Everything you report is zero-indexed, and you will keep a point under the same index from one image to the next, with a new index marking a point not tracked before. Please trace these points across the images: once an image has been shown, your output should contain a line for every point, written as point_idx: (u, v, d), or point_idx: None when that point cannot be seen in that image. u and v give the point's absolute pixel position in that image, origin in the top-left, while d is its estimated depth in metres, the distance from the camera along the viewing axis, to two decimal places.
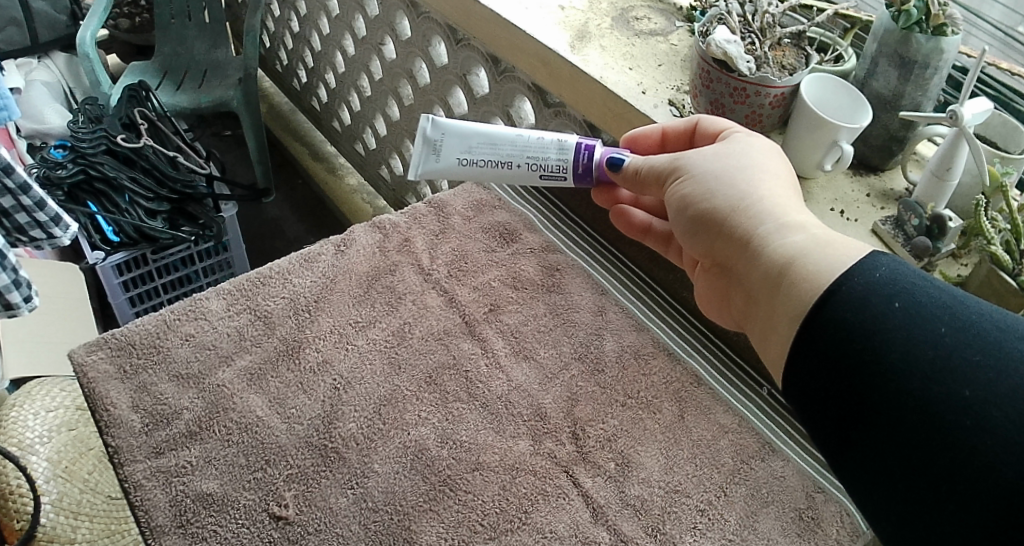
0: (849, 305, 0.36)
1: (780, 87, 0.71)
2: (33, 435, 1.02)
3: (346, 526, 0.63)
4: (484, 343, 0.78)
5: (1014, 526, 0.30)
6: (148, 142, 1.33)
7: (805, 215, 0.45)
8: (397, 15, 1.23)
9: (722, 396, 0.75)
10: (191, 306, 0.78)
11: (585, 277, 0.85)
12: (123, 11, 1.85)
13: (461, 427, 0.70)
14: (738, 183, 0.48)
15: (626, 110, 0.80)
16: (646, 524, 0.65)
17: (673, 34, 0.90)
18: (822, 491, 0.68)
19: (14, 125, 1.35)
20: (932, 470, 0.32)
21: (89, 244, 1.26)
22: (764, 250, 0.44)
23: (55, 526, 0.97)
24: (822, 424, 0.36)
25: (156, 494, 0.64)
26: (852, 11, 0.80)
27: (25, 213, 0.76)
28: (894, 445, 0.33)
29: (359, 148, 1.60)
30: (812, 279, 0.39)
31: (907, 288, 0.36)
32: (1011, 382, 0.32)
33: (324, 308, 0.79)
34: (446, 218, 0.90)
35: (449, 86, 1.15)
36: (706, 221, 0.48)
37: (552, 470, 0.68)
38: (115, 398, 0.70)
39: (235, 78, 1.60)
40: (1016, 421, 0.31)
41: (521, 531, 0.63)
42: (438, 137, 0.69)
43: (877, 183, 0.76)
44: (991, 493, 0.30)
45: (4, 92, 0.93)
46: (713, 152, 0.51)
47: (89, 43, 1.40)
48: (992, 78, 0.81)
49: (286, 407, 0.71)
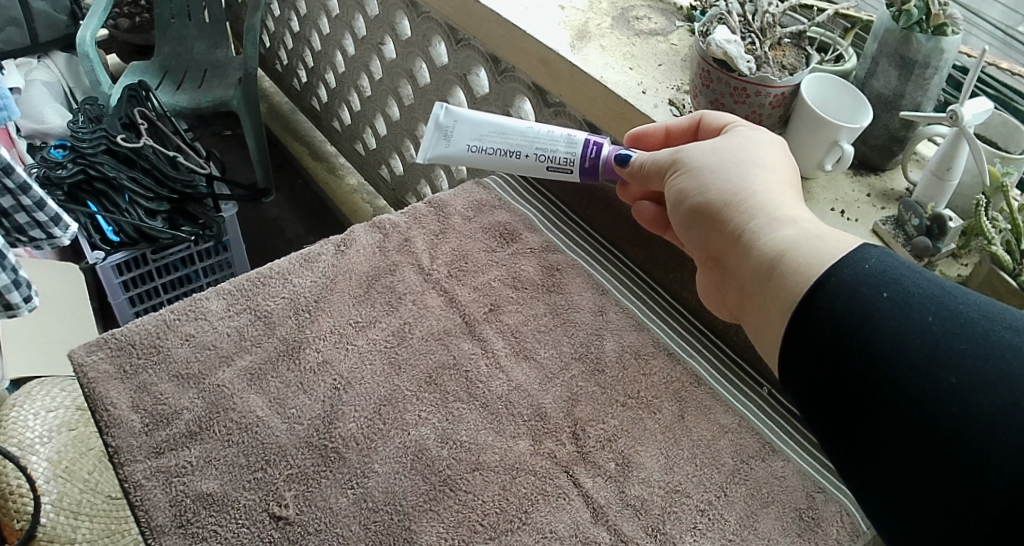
0: (838, 295, 0.36)
1: (780, 87, 0.70)
2: (33, 435, 1.02)
3: (346, 526, 0.63)
4: (484, 343, 0.77)
5: (1005, 512, 0.30)
6: (148, 142, 1.33)
7: (799, 209, 0.45)
8: (397, 15, 1.23)
9: (722, 396, 0.75)
10: (191, 306, 0.78)
11: (585, 277, 0.85)
12: (123, 10, 1.85)
13: (461, 427, 0.70)
14: (733, 177, 0.48)
15: (626, 109, 0.80)
16: (647, 524, 0.65)
17: (673, 34, 0.90)
18: (822, 491, 0.68)
19: (14, 125, 1.35)
20: (921, 456, 0.32)
21: (89, 244, 1.26)
22: (756, 243, 0.44)
23: (55, 526, 0.97)
24: (819, 415, 0.36)
25: (156, 494, 0.64)
26: (852, 10, 0.80)
27: (25, 213, 0.76)
28: (886, 435, 0.33)
29: (359, 147, 1.60)
30: (801, 270, 0.39)
31: (896, 278, 0.36)
32: (995, 369, 0.32)
33: (324, 308, 0.79)
34: (446, 218, 0.90)
35: (449, 85, 1.15)
36: (700, 215, 0.49)
37: (552, 470, 0.68)
38: (115, 398, 0.70)
39: (235, 78, 1.60)
40: (1003, 408, 0.31)
41: (521, 531, 0.63)
42: (449, 123, 0.73)
43: (877, 183, 0.76)
44: (977, 477, 0.30)
45: (3, 91, 0.93)
46: (711, 147, 0.52)
47: (89, 42, 1.40)
48: (992, 78, 0.81)
49: (286, 407, 0.71)
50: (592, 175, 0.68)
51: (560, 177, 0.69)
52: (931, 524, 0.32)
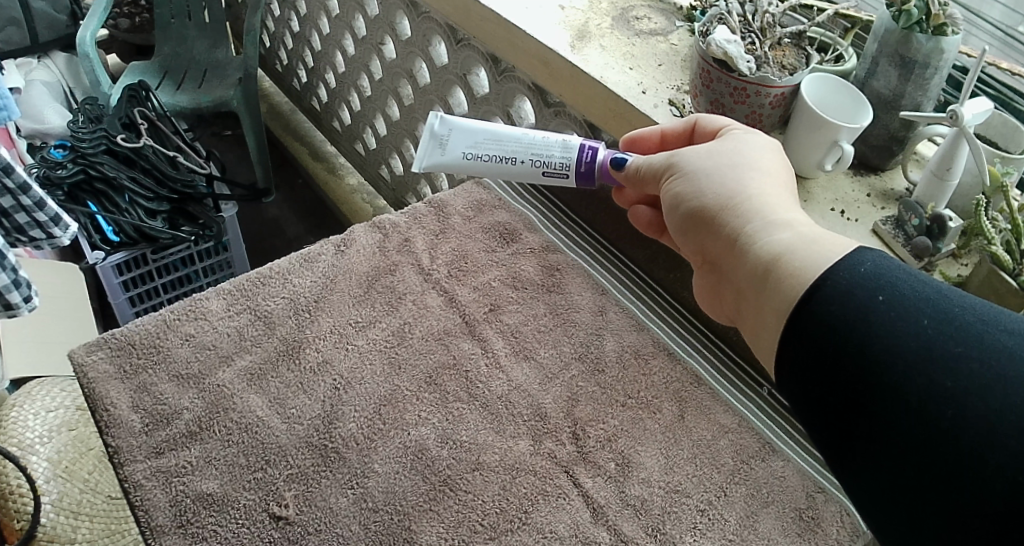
0: (834, 299, 0.36)
1: (780, 87, 0.70)
2: (33, 435, 1.02)
3: (346, 526, 0.63)
4: (484, 343, 0.77)
5: (1003, 513, 0.29)
6: (148, 142, 1.32)
7: (795, 212, 0.45)
8: (397, 15, 1.22)
9: (722, 396, 0.75)
10: (191, 306, 0.78)
11: (585, 277, 0.85)
12: (123, 10, 1.85)
13: (461, 427, 0.70)
14: (729, 180, 0.48)
15: (626, 109, 0.80)
16: (646, 524, 0.65)
17: (673, 34, 0.90)
18: (822, 491, 0.68)
19: (14, 125, 1.35)
20: (918, 459, 0.32)
21: (88, 244, 1.26)
22: (752, 246, 0.44)
23: (55, 526, 0.97)
24: (817, 420, 0.36)
25: (156, 494, 0.64)
26: (852, 10, 0.80)
27: (25, 213, 0.76)
28: (884, 440, 0.33)
29: (359, 147, 1.60)
30: (796, 274, 0.39)
31: (891, 281, 0.36)
32: (991, 370, 0.32)
33: (324, 308, 0.79)
34: (446, 218, 0.90)
35: (449, 85, 1.14)
36: (696, 219, 0.49)
37: (552, 470, 0.68)
38: (115, 398, 0.70)
39: (235, 78, 1.60)
40: (998, 410, 0.31)
41: (521, 531, 0.63)
42: (444, 132, 0.73)
43: (877, 183, 0.76)
44: (974, 480, 0.30)
45: (4, 91, 0.93)
46: (707, 150, 0.52)
47: (89, 42, 1.40)
48: (992, 78, 0.81)
49: (286, 407, 0.71)
50: (588, 180, 0.67)
51: (557, 182, 0.69)
52: (928, 526, 0.32)
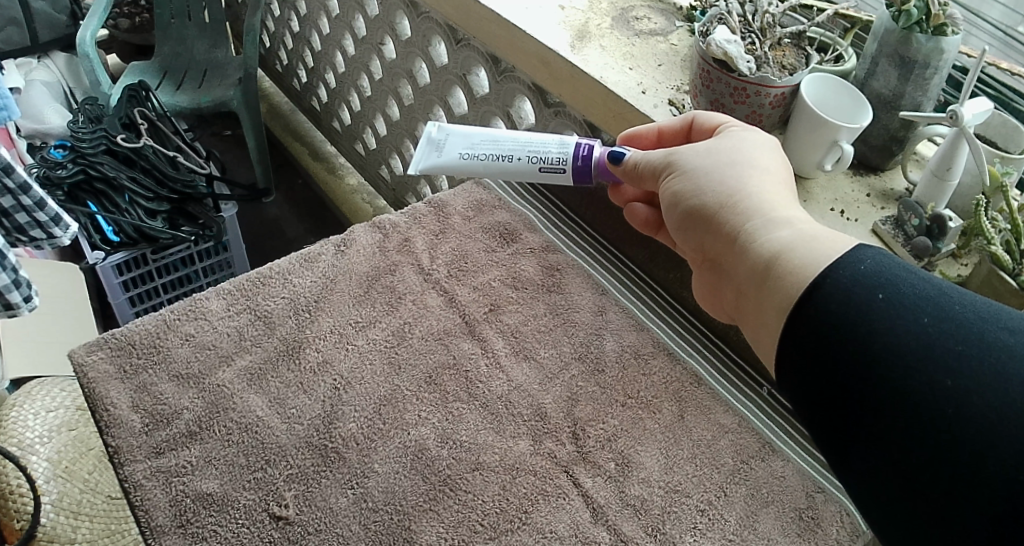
0: (834, 297, 0.36)
1: (780, 86, 0.70)
2: (33, 435, 1.02)
3: (346, 526, 0.63)
4: (484, 343, 0.77)
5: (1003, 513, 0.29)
6: (148, 142, 1.33)
7: (794, 209, 0.45)
8: (397, 15, 1.22)
9: (722, 396, 0.75)
10: (191, 306, 0.78)
11: (585, 277, 0.85)
12: (123, 10, 1.85)
13: (461, 427, 0.70)
14: (728, 178, 0.48)
15: (625, 109, 0.80)
16: (647, 524, 0.65)
17: (673, 34, 0.90)
18: (821, 491, 0.68)
19: (14, 125, 1.35)
20: (917, 457, 0.32)
21: (89, 244, 1.26)
22: (752, 245, 0.44)
23: (55, 526, 0.97)
24: (816, 417, 0.36)
25: (156, 494, 0.64)
26: (852, 11, 0.80)
27: (25, 213, 0.76)
28: (881, 437, 0.33)
29: (359, 147, 1.60)
30: (797, 272, 0.39)
31: (891, 279, 0.36)
32: (991, 370, 0.32)
33: (324, 308, 0.79)
34: (446, 218, 0.90)
35: (449, 85, 1.15)
36: (696, 217, 0.49)
37: (552, 470, 0.68)
38: (115, 398, 0.70)
39: (235, 78, 1.60)
40: (999, 410, 0.31)
41: (521, 531, 0.63)
42: (441, 138, 0.73)
43: (877, 183, 0.76)
44: (974, 478, 0.30)
45: (4, 91, 0.93)
46: (705, 148, 0.52)
47: (89, 42, 1.40)
48: (992, 78, 0.81)
49: (286, 407, 0.71)
50: (585, 177, 0.67)
51: (555, 179, 0.69)
52: (927, 525, 0.32)
